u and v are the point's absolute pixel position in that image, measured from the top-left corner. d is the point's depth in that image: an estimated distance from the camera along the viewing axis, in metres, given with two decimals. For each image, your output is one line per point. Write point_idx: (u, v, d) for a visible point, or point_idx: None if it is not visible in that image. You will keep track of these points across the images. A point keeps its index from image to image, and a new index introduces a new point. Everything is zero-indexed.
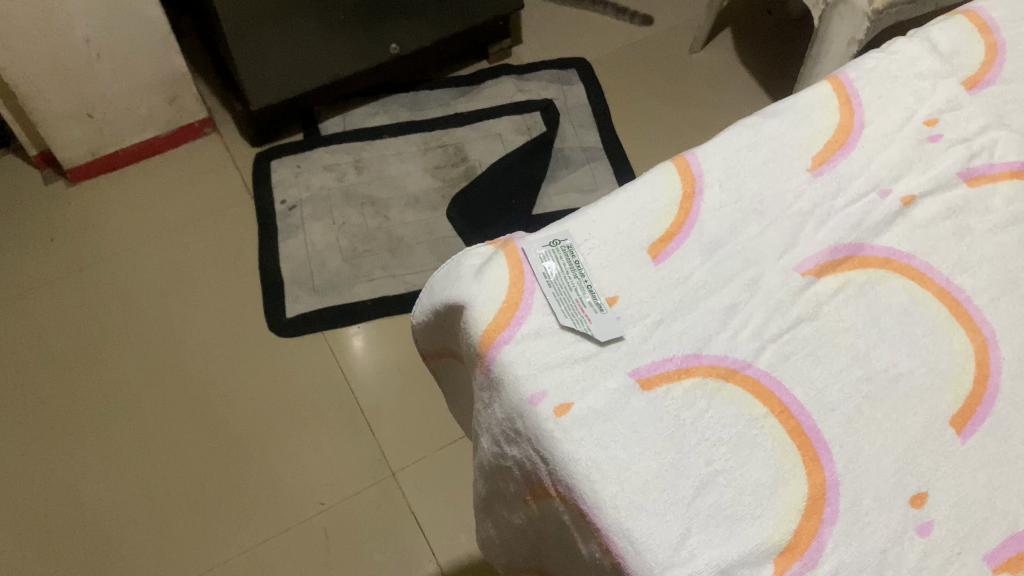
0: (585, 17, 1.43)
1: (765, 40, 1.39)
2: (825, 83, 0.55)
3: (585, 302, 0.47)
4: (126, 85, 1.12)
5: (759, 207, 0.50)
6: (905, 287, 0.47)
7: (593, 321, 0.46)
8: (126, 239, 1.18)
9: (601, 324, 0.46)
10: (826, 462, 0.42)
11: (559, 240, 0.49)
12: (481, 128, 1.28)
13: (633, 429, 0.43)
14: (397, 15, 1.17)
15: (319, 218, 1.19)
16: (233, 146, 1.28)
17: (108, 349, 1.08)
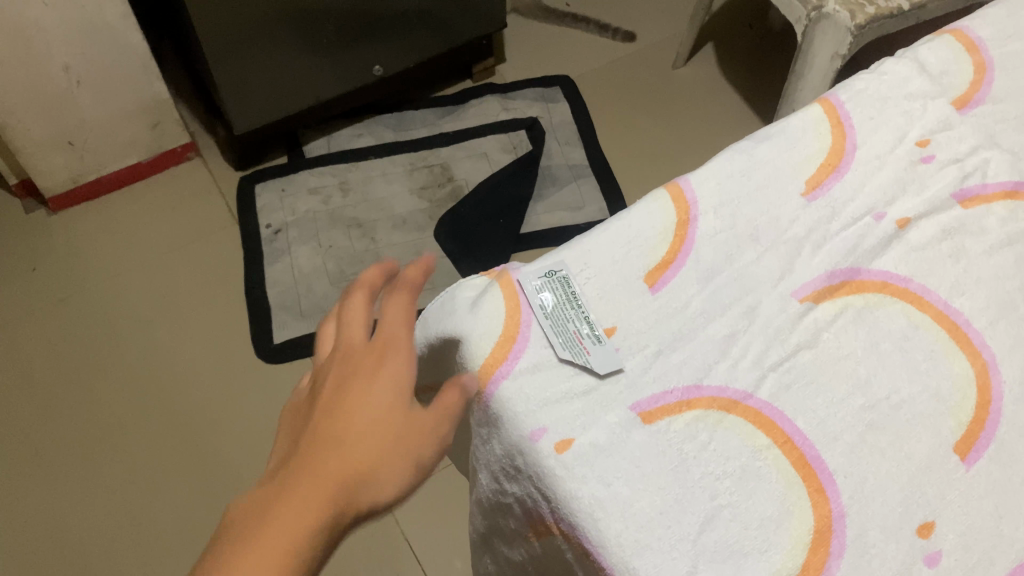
0: (568, 35, 1.43)
1: (748, 54, 1.40)
2: (815, 105, 0.54)
3: (585, 335, 0.46)
4: (107, 112, 1.11)
5: (754, 233, 0.49)
6: (904, 311, 0.47)
7: (592, 356, 0.45)
8: (110, 267, 1.16)
9: (601, 359, 0.45)
10: (831, 493, 0.41)
11: (554, 270, 0.48)
12: (466, 147, 1.27)
13: (636, 464, 0.42)
14: (380, 37, 1.17)
15: (305, 241, 1.18)
16: (217, 170, 1.26)
17: (93, 380, 1.06)
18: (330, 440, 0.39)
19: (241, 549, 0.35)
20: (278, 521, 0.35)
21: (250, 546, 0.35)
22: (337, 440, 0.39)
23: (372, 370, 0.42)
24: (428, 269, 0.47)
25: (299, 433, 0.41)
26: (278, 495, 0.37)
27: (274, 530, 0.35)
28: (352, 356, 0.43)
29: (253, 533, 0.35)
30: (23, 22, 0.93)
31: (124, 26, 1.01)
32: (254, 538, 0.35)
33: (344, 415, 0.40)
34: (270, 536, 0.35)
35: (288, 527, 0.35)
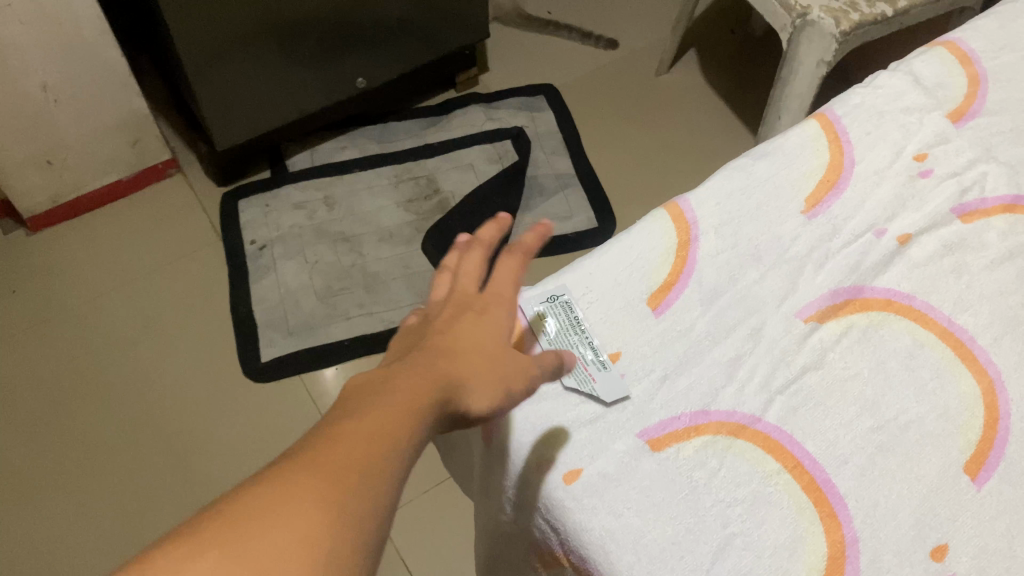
0: (550, 43, 1.42)
1: (731, 60, 1.40)
2: (812, 121, 0.55)
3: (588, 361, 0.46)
4: (86, 130, 1.08)
5: (756, 253, 0.49)
6: (909, 329, 0.46)
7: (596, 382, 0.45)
8: (92, 288, 1.13)
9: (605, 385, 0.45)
10: (844, 518, 0.41)
11: (556, 295, 0.49)
12: (452, 159, 1.26)
13: (646, 493, 0.41)
14: (362, 49, 1.15)
15: (291, 257, 1.16)
16: (199, 186, 1.24)
17: (77, 405, 1.03)
18: (431, 358, 0.34)
19: (336, 425, 0.29)
20: (379, 406, 0.30)
21: (349, 423, 0.29)
22: (439, 359, 0.34)
23: (475, 310, 0.38)
24: (544, 237, 0.43)
25: (391, 358, 0.36)
26: (375, 385, 0.31)
27: (375, 413, 0.30)
28: (458, 303, 0.39)
29: (349, 413, 0.30)
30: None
31: (103, 43, 0.99)
32: (352, 418, 0.29)
33: (444, 342, 0.36)
34: (372, 415, 0.29)
35: (392, 414, 0.30)
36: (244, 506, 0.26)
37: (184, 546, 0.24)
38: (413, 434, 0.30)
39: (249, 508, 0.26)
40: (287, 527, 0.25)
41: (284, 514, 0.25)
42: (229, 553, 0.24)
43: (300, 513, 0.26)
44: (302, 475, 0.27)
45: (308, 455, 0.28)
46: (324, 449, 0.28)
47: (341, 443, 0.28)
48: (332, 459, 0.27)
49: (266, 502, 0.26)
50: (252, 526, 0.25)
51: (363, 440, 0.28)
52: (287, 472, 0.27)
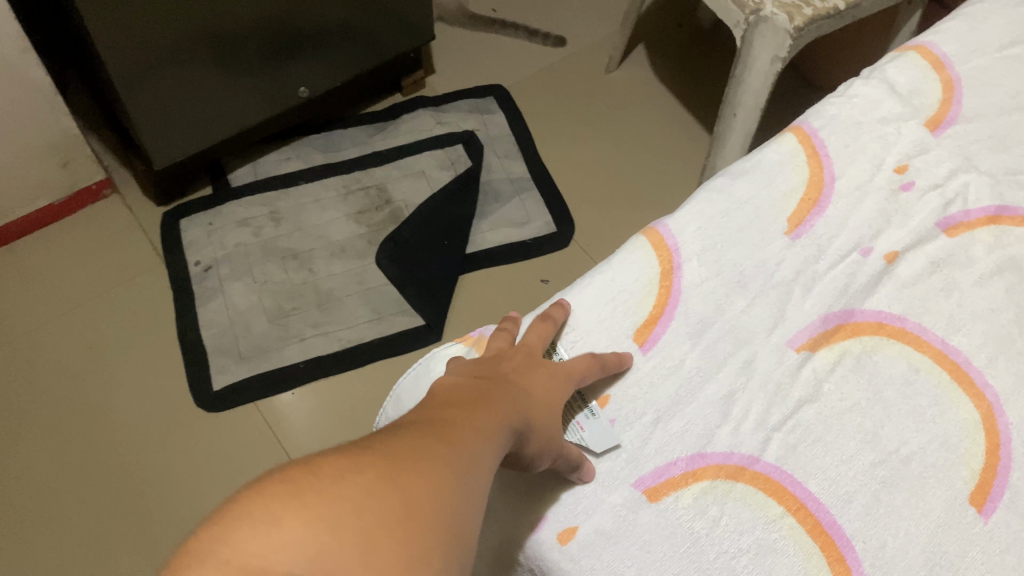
0: (497, 42, 1.39)
1: (679, 54, 1.39)
2: (789, 135, 0.53)
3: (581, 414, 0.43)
4: (11, 153, 1.01)
5: (742, 280, 0.47)
6: (903, 354, 0.45)
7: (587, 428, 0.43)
8: (26, 321, 1.06)
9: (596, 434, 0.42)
10: (852, 562, 0.39)
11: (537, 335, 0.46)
12: (403, 167, 1.22)
13: (646, 549, 0.39)
14: (303, 56, 1.11)
15: (238, 277, 1.10)
16: (137, 206, 1.17)
17: (16, 446, 0.97)
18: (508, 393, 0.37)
19: (440, 424, 0.32)
20: (471, 419, 0.33)
21: (448, 422, 0.32)
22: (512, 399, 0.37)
23: (548, 367, 0.41)
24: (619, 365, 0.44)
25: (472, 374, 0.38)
26: (464, 399, 0.35)
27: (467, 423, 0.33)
28: (530, 356, 0.41)
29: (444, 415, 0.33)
30: None
31: (24, 61, 0.92)
32: (448, 418, 0.33)
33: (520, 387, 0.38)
34: (466, 420, 0.33)
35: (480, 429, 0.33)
36: (380, 452, 0.29)
37: (333, 468, 0.27)
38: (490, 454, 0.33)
39: (386, 455, 0.28)
40: (421, 477, 0.28)
41: (416, 468, 0.28)
42: (379, 480, 0.27)
43: (427, 470, 0.29)
44: (427, 447, 0.30)
45: (420, 434, 0.31)
46: (434, 434, 0.31)
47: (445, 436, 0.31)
48: (449, 447, 0.31)
49: (399, 452, 0.29)
50: (392, 467, 0.28)
51: (467, 442, 0.32)
52: (405, 440, 0.30)
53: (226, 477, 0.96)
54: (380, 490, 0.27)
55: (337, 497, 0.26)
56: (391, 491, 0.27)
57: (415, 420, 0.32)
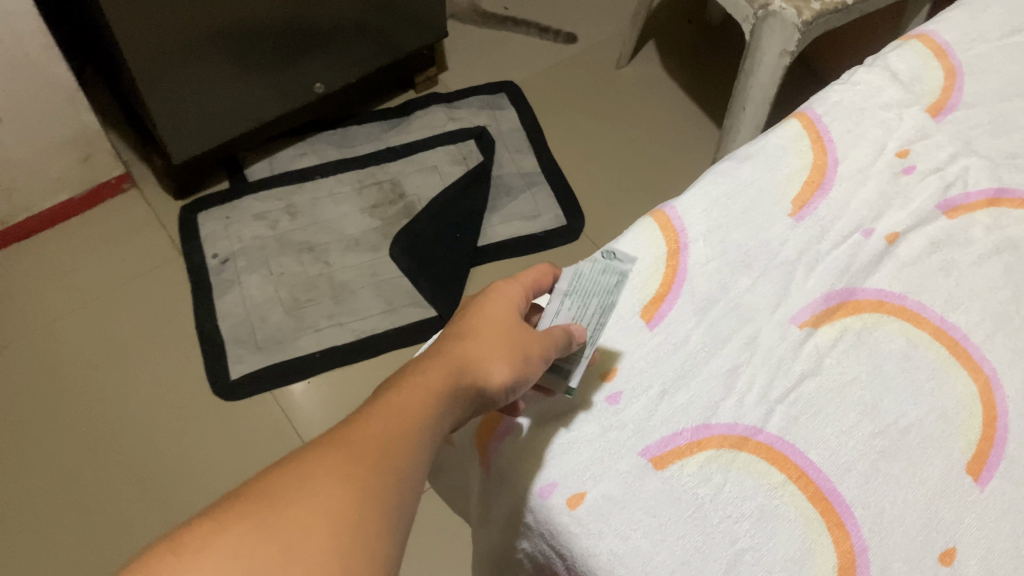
0: (508, 39, 1.41)
1: (689, 50, 1.40)
2: (793, 121, 0.54)
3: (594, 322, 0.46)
4: (33, 148, 1.03)
5: (747, 259, 0.49)
6: (902, 330, 0.46)
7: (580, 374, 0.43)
8: (48, 311, 1.09)
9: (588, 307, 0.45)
10: (852, 527, 0.40)
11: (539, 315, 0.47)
12: (415, 162, 1.23)
13: (652, 514, 0.41)
14: (317, 53, 1.12)
15: (255, 269, 1.12)
16: (156, 200, 1.20)
17: (40, 434, 0.99)
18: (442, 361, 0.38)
19: (347, 441, 0.32)
20: (386, 424, 0.33)
21: (357, 439, 0.32)
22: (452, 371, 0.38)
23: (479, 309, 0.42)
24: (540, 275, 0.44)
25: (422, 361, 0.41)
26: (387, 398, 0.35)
27: (378, 432, 0.33)
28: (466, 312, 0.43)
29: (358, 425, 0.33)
30: None
31: (46, 58, 0.94)
32: (361, 433, 0.33)
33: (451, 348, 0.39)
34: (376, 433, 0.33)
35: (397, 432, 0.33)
36: (261, 502, 0.29)
37: (206, 533, 0.28)
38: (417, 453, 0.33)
39: (265, 508, 0.29)
40: (301, 526, 0.28)
41: (298, 515, 0.29)
42: (252, 543, 0.28)
43: (315, 515, 0.29)
44: (310, 474, 0.30)
45: (319, 464, 0.31)
46: (335, 459, 0.31)
47: (351, 460, 0.31)
48: (337, 464, 0.31)
49: (283, 497, 0.29)
50: (268, 519, 0.28)
51: (364, 444, 0.32)
52: (302, 468, 0.31)
53: (242, 465, 0.98)
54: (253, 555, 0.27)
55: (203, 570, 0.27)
56: (265, 551, 0.27)
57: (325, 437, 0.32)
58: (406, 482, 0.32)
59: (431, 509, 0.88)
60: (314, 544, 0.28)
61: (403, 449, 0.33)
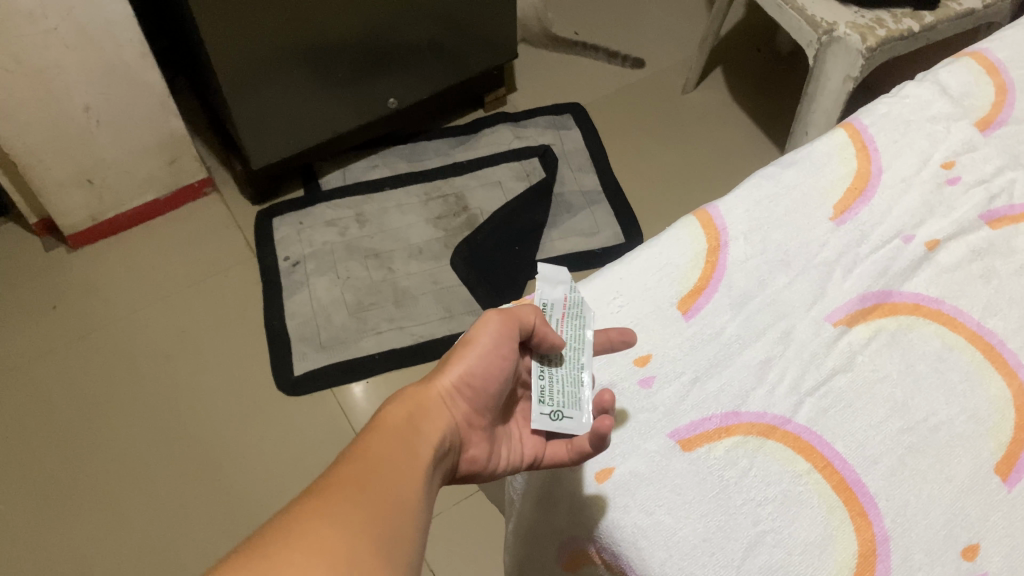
0: (577, 63, 1.44)
1: (756, 78, 1.41)
2: (840, 131, 0.56)
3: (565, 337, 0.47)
4: (125, 150, 1.07)
5: (786, 258, 0.50)
6: (938, 332, 0.47)
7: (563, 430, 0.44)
8: (128, 303, 1.12)
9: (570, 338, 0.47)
10: (874, 517, 0.41)
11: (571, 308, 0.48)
12: (480, 177, 1.27)
13: (677, 492, 0.42)
14: (394, 70, 1.16)
15: (324, 273, 1.16)
16: (234, 203, 1.24)
17: (113, 419, 1.02)
18: (407, 399, 0.43)
19: (326, 488, 0.36)
20: (360, 465, 0.37)
21: (339, 485, 0.36)
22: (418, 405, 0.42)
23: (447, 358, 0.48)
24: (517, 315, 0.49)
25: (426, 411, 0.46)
26: (359, 444, 0.39)
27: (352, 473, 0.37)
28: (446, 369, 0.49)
29: (336, 473, 0.37)
30: (43, 63, 0.90)
31: (142, 65, 0.98)
32: (342, 480, 0.36)
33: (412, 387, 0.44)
34: (358, 479, 0.36)
35: (372, 470, 0.37)
36: (257, 552, 0.31)
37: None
38: (400, 480, 0.38)
39: (261, 557, 0.31)
40: (306, 563, 0.31)
41: (295, 556, 0.31)
42: None
43: (317, 556, 0.32)
44: (301, 522, 0.33)
45: (311, 512, 0.34)
46: (327, 505, 0.34)
47: (339, 504, 0.35)
48: (329, 510, 0.34)
49: (280, 546, 0.32)
50: (269, 564, 0.31)
51: (345, 484, 0.36)
52: (294, 517, 0.33)
53: (301, 460, 1.00)
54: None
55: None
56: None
57: (311, 488, 0.36)
58: (395, 509, 0.36)
59: (476, 510, 0.90)
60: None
61: (384, 482, 0.37)
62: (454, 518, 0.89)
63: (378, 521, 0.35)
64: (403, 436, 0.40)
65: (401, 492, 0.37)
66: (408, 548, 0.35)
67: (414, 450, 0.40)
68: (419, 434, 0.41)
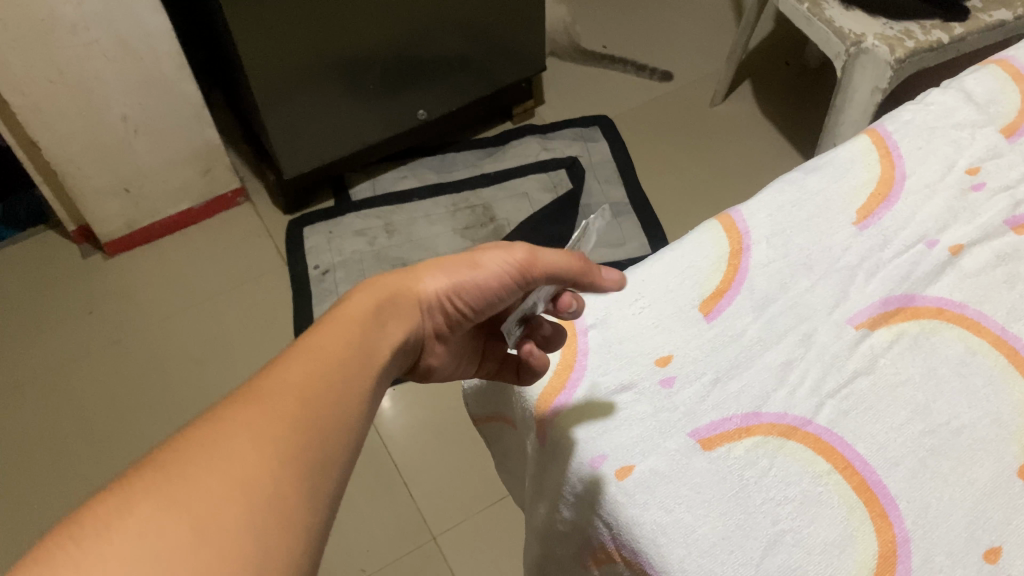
0: (605, 76, 1.45)
1: (785, 90, 1.42)
2: (863, 137, 0.57)
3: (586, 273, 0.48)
4: (161, 159, 1.10)
5: (808, 262, 0.51)
6: (960, 337, 0.47)
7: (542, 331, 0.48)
8: (161, 309, 1.15)
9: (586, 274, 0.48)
10: (894, 518, 0.41)
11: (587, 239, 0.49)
12: (507, 188, 1.28)
13: (696, 490, 0.42)
14: (424, 82, 1.18)
15: (352, 281, 1.17)
16: (266, 213, 1.26)
17: (144, 422, 1.04)
18: (381, 289, 0.45)
19: (258, 391, 0.36)
20: (315, 354, 0.39)
21: (272, 395, 0.36)
22: (390, 300, 0.45)
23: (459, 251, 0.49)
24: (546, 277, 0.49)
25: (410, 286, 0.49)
26: (307, 339, 0.40)
27: (295, 374, 0.37)
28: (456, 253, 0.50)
29: (272, 378, 0.37)
30: (84, 74, 0.93)
31: (179, 77, 1.01)
32: (274, 388, 0.36)
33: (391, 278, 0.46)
34: (291, 391, 0.36)
35: (311, 378, 0.37)
36: (172, 467, 0.31)
37: (116, 504, 0.29)
38: (340, 395, 0.38)
39: (185, 466, 0.31)
40: (215, 489, 0.31)
41: (217, 460, 0.32)
42: (187, 488, 0.30)
43: (226, 482, 0.31)
44: (232, 426, 0.33)
45: (235, 425, 0.33)
46: (251, 417, 0.34)
47: (266, 418, 0.34)
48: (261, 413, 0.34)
49: (193, 465, 0.31)
50: (178, 489, 0.30)
51: (284, 385, 0.36)
52: (222, 421, 0.34)
53: None
54: (164, 523, 0.29)
55: (113, 540, 0.28)
56: (177, 522, 0.29)
57: (242, 393, 0.36)
58: (324, 430, 0.36)
59: (499, 516, 0.92)
60: (221, 507, 0.30)
61: (319, 392, 0.37)
62: (477, 526, 0.91)
63: (303, 441, 0.34)
64: (366, 331, 0.42)
65: (336, 408, 0.37)
66: (331, 477, 0.35)
67: (374, 348, 0.42)
68: (385, 330, 0.44)
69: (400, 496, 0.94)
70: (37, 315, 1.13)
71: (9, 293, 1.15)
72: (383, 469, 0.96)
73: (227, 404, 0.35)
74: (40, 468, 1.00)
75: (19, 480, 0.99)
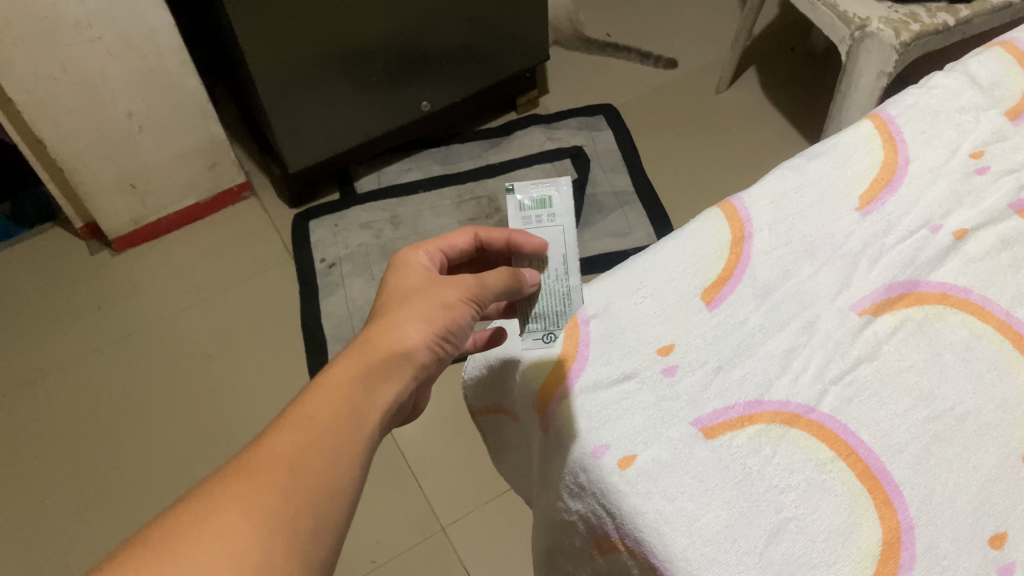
0: (609, 64, 1.45)
1: (791, 75, 1.41)
2: (866, 122, 0.56)
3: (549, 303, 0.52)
4: (167, 156, 1.10)
5: (810, 249, 0.50)
6: (966, 322, 0.46)
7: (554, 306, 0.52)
8: (170, 304, 1.15)
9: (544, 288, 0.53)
10: (899, 504, 0.40)
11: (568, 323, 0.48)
12: (512, 178, 1.27)
13: (700, 479, 0.42)
14: (427, 75, 1.18)
15: (359, 274, 1.17)
16: (272, 207, 1.26)
17: (155, 415, 1.04)
18: (369, 356, 0.42)
19: (245, 462, 0.34)
20: (302, 422, 0.37)
21: (261, 467, 0.34)
22: (386, 359, 0.42)
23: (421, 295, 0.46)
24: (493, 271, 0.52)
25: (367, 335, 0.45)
26: (297, 408, 0.37)
27: (287, 441, 0.35)
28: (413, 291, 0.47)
29: (264, 445, 0.35)
30: (89, 71, 0.93)
31: (182, 72, 1.01)
32: (268, 454, 0.35)
33: (373, 341, 0.43)
34: (283, 455, 0.35)
35: (303, 443, 0.36)
36: (163, 546, 0.30)
37: None
38: (338, 450, 0.36)
39: (169, 548, 0.30)
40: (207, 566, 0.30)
41: (207, 537, 0.31)
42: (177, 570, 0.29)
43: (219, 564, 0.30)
44: (220, 500, 0.32)
45: (224, 499, 0.32)
46: (240, 489, 0.33)
47: (257, 489, 0.33)
48: (252, 483, 0.33)
49: (182, 548, 0.30)
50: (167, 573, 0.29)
51: (272, 452, 0.35)
52: (212, 495, 0.32)
53: None
54: None
55: None
56: None
57: (232, 464, 0.34)
58: (320, 492, 0.34)
59: (508, 507, 0.92)
60: None
61: (316, 453, 0.35)
62: (486, 516, 0.91)
63: (293, 510, 0.33)
64: (364, 400, 0.39)
65: (334, 466, 0.36)
66: (328, 540, 0.34)
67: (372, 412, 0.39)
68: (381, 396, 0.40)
69: (409, 487, 0.94)
70: (47, 311, 1.14)
71: (19, 290, 1.16)
72: (392, 462, 0.96)
73: (217, 476, 0.34)
74: (53, 466, 1.00)
75: (32, 478, 0.99)
